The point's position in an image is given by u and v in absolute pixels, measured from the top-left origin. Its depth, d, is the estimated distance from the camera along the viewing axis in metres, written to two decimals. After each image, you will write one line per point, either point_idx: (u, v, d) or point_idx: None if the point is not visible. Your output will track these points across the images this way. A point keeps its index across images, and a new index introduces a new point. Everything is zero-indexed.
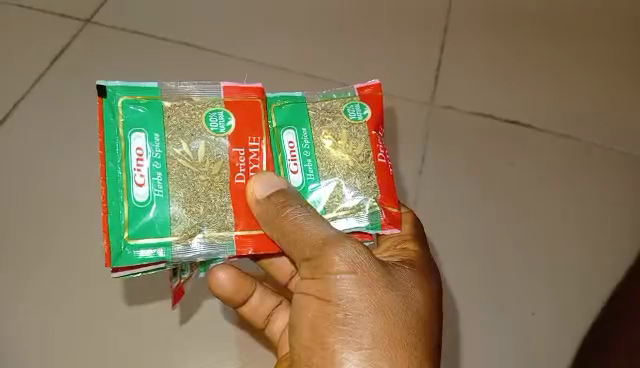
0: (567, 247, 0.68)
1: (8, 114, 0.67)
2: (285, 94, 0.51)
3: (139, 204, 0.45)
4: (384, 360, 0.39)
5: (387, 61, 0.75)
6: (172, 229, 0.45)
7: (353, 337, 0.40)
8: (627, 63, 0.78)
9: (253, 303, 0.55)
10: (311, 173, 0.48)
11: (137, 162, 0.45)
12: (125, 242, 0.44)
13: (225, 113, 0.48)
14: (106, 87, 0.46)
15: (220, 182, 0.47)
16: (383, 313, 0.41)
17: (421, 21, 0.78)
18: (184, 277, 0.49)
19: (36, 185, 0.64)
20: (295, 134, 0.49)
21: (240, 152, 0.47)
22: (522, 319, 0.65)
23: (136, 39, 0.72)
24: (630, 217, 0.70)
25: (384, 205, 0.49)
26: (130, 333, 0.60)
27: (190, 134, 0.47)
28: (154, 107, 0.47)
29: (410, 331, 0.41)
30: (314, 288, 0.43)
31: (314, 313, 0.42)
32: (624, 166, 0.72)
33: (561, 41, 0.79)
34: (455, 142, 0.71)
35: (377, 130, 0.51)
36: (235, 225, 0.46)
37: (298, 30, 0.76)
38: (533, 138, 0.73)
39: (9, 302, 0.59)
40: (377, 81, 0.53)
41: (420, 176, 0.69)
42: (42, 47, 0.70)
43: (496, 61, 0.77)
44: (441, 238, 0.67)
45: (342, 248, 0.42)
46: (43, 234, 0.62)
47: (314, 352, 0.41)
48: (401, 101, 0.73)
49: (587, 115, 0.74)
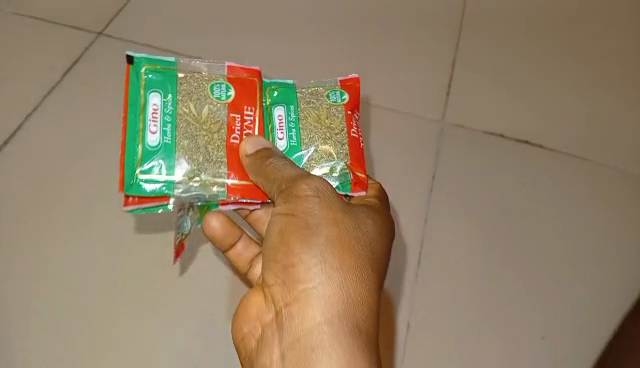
0: (560, 255, 0.77)
1: (39, 117, 0.75)
2: (278, 81, 0.62)
3: (151, 148, 0.55)
4: (339, 261, 0.42)
5: (397, 80, 0.85)
6: (176, 171, 0.55)
7: (313, 241, 0.43)
8: (622, 89, 0.88)
9: (239, 248, 0.61)
10: (294, 140, 0.59)
11: (153, 115, 0.55)
12: (136, 176, 0.54)
13: (226, 85, 0.59)
14: (133, 58, 0.57)
15: (218, 139, 0.57)
16: (340, 227, 0.44)
17: (428, 46, 0.88)
18: (185, 233, 0.56)
19: (89, 171, 0.73)
20: (284, 109, 0.60)
21: (236, 117, 0.58)
22: (514, 323, 0.73)
23: (170, 52, 0.82)
24: (619, 227, 0.79)
25: (353, 169, 0.59)
26: (163, 307, 0.68)
27: (197, 98, 0.57)
28: (170, 75, 0.57)
29: (362, 246, 0.45)
30: (284, 209, 0.46)
31: (283, 226, 0.45)
32: (615, 178, 0.82)
33: (559, 68, 0.89)
34: (463, 158, 0.80)
35: (352, 110, 0.62)
36: (228, 174, 0.56)
37: (327, 51, 0.86)
38: (535, 156, 0.82)
39: (58, 278, 0.67)
40: (356, 75, 0.65)
41: (429, 191, 0.78)
42: (100, 57, 0.80)
43: (502, 84, 0.87)
44: (443, 240, 0.76)
45: (310, 179, 0.47)
46: (91, 216, 0.71)
47: (280, 255, 0.44)
48: (415, 117, 0.82)
49: (583, 134, 0.84)
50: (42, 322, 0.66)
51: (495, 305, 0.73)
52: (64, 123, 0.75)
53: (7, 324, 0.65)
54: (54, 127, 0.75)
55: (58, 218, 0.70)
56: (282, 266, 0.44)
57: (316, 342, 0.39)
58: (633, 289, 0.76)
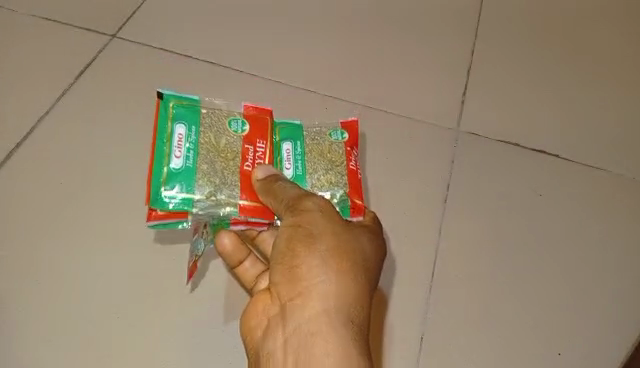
0: (567, 264, 0.83)
1: (74, 121, 0.79)
2: (287, 121, 0.71)
3: (174, 170, 0.62)
4: (336, 263, 0.49)
5: (415, 92, 0.91)
6: (195, 190, 0.62)
7: (315, 246, 0.50)
8: (623, 97, 0.97)
9: (246, 266, 0.68)
10: (299, 169, 0.67)
11: (178, 142, 0.63)
12: (160, 193, 0.61)
13: (242, 121, 0.67)
14: (163, 95, 0.65)
15: (233, 166, 0.65)
16: (338, 235, 0.51)
17: (444, 58, 0.95)
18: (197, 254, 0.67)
19: (127, 166, 0.78)
20: (291, 144, 0.68)
21: (250, 148, 0.66)
22: (527, 332, 0.79)
23: (202, 54, 0.87)
24: (620, 231, 0.86)
25: (351, 196, 0.67)
26: (186, 311, 0.73)
27: (216, 131, 0.66)
28: (194, 110, 0.66)
29: (358, 252, 0.51)
30: (290, 220, 0.53)
31: (288, 233, 0.52)
32: (618, 184, 0.89)
33: (564, 77, 0.97)
34: (478, 164, 0.87)
35: (351, 147, 0.70)
36: (241, 195, 0.63)
37: (351, 57, 0.92)
38: (542, 162, 0.89)
39: (85, 284, 0.71)
40: (355, 119, 0.73)
41: (443, 203, 0.83)
42: (136, 58, 0.85)
43: (514, 92, 0.94)
44: (458, 244, 0.82)
45: (313, 197, 0.54)
46: (120, 219, 0.75)
47: (286, 258, 0.50)
48: (433, 126, 0.89)
49: (587, 141, 0.92)
50: (67, 330, 0.69)
51: (509, 309, 0.79)
52: (101, 126, 0.80)
53: (34, 333, 0.68)
54: (90, 130, 0.79)
55: (89, 223, 0.74)
56: (288, 267, 0.50)
57: (315, 329, 0.45)
58: (632, 291, 0.83)
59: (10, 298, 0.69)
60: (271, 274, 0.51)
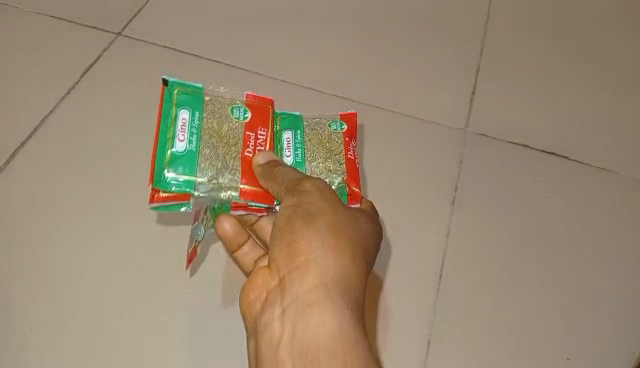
0: (575, 265, 0.85)
1: (92, 117, 0.83)
2: (288, 112, 0.73)
3: (178, 153, 0.64)
4: (334, 240, 0.50)
5: (423, 93, 0.93)
6: (197, 174, 0.64)
7: (314, 224, 0.51)
8: (627, 99, 0.99)
9: (246, 250, 0.69)
10: (299, 157, 0.69)
11: (182, 127, 0.65)
12: (164, 176, 0.63)
13: (244, 109, 0.69)
14: (168, 81, 0.67)
15: (235, 151, 0.66)
16: (337, 215, 0.53)
17: (452, 60, 0.97)
18: (198, 240, 0.68)
19: (141, 160, 0.81)
20: (291, 133, 0.70)
21: (251, 135, 0.68)
22: (536, 336, 0.80)
23: (217, 54, 0.90)
24: (624, 230, 0.88)
25: (349, 184, 0.69)
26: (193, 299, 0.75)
27: (219, 117, 0.68)
28: (198, 97, 0.68)
29: (355, 232, 0.53)
30: (291, 201, 0.55)
31: (289, 213, 0.54)
32: (622, 184, 0.91)
33: (571, 78, 0.99)
34: (483, 164, 0.89)
35: (350, 138, 0.72)
36: (241, 180, 0.65)
37: (361, 58, 0.95)
38: (546, 163, 0.91)
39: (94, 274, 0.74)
40: (353, 112, 0.76)
41: (452, 208, 0.85)
42: (153, 58, 0.88)
43: (522, 93, 0.97)
44: (463, 240, 0.84)
45: (313, 181, 0.56)
46: (133, 210, 0.78)
47: (286, 235, 0.52)
48: (440, 126, 0.91)
49: (592, 142, 0.94)
50: (75, 317, 0.72)
51: (519, 313, 0.81)
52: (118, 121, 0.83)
53: (44, 322, 0.71)
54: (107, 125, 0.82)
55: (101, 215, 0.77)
56: (288, 243, 0.51)
57: (312, 299, 0.47)
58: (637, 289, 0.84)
59: (22, 288, 0.72)
60: (271, 252, 0.53)
